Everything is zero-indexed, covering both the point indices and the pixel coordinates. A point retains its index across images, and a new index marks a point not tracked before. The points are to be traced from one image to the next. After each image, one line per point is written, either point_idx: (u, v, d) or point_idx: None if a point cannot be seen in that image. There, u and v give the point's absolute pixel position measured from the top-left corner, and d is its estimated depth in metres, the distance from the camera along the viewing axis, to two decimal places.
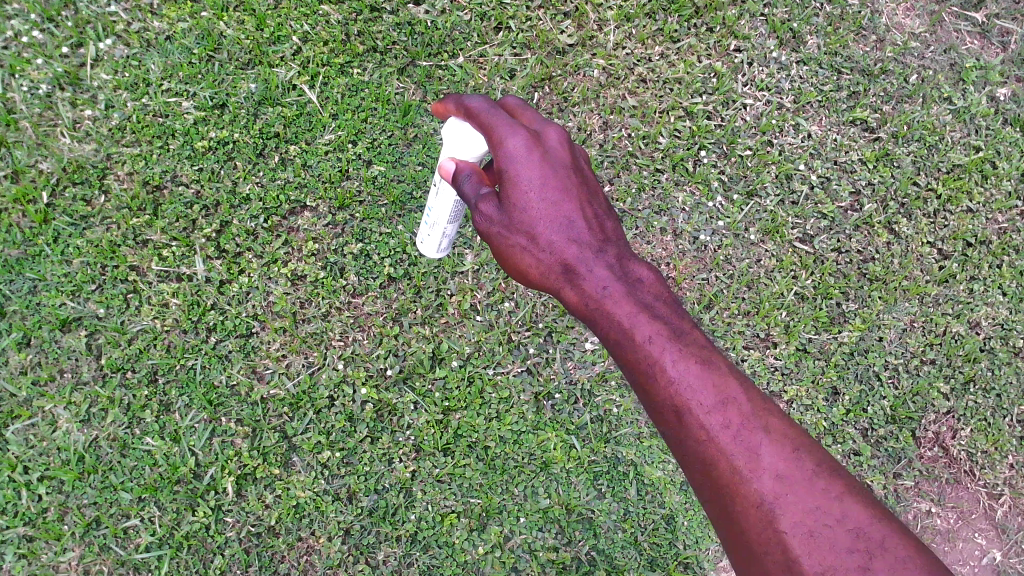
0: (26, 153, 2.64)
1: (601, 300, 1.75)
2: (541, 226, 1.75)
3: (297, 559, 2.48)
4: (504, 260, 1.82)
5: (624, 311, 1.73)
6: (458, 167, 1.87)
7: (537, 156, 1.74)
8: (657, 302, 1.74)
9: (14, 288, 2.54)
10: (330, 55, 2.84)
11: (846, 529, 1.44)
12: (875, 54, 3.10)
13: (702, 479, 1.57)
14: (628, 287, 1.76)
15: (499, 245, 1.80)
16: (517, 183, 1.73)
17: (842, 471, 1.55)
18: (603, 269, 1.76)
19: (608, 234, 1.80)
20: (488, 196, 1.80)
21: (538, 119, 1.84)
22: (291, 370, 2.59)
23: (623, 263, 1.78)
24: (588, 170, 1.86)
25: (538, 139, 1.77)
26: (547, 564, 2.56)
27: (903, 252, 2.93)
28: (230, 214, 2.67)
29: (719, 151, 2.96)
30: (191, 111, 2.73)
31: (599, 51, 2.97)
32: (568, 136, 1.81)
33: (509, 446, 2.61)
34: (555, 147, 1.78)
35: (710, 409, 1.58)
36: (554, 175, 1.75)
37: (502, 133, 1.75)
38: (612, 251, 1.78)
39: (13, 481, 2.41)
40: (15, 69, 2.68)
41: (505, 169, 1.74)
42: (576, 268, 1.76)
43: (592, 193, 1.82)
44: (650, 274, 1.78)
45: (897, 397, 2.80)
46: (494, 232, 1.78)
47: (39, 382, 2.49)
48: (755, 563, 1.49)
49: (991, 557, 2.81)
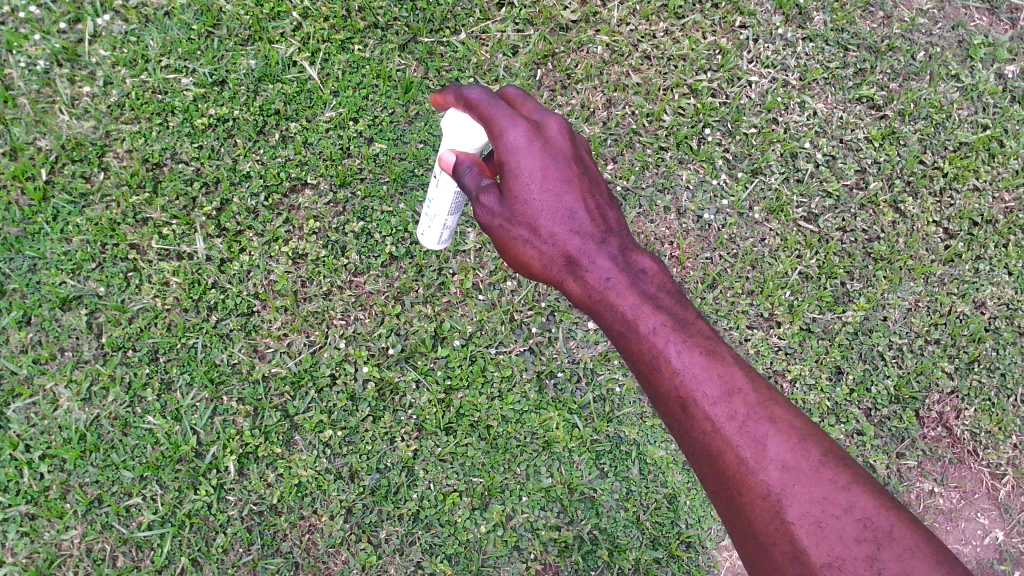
0: (25, 130, 2.61)
1: (605, 291, 1.73)
2: (543, 217, 1.73)
3: (299, 537, 2.48)
4: (506, 251, 1.81)
5: (628, 302, 1.71)
6: (458, 159, 1.84)
7: (538, 146, 1.72)
8: (661, 293, 1.72)
9: (14, 266, 2.52)
10: (330, 31, 2.80)
11: (854, 518, 1.43)
12: (883, 31, 3.06)
13: (708, 470, 1.55)
14: (632, 278, 1.74)
15: (501, 237, 1.78)
16: (518, 175, 1.71)
17: (849, 459, 1.53)
18: (606, 261, 1.74)
19: (610, 224, 1.78)
20: (489, 188, 1.78)
21: (539, 110, 1.82)
22: (292, 349, 2.58)
23: (626, 253, 1.76)
24: (590, 159, 1.83)
25: (538, 130, 1.74)
26: (549, 543, 2.56)
27: (909, 232, 2.91)
28: (230, 192, 2.65)
29: (724, 129, 2.93)
30: (191, 88, 2.70)
31: (602, 27, 2.93)
32: (568, 126, 1.79)
33: (511, 425, 2.60)
34: (555, 138, 1.75)
35: (715, 400, 1.56)
36: (555, 166, 1.73)
37: (501, 125, 1.73)
38: (615, 241, 1.76)
39: (14, 459, 2.41)
40: (12, 45, 2.65)
41: (504, 161, 1.72)
42: (579, 259, 1.74)
43: (594, 182, 1.80)
44: (653, 264, 1.76)
45: (901, 376, 2.79)
46: (496, 224, 1.76)
47: (40, 361, 2.49)
48: (763, 553, 1.47)
49: (994, 537, 2.80)
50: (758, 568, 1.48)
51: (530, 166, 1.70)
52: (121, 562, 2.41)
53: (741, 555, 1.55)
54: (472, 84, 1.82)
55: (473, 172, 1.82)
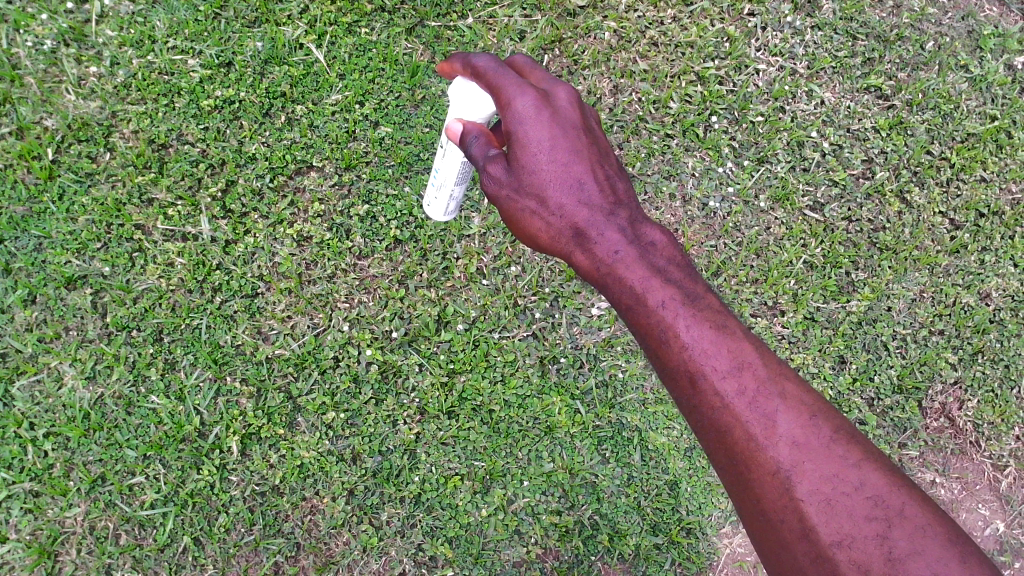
0: (31, 109, 2.62)
1: (613, 264, 1.73)
2: (551, 188, 1.72)
3: (301, 518, 2.49)
4: (514, 223, 1.81)
5: (637, 276, 1.71)
6: (466, 129, 1.84)
7: (547, 116, 1.71)
8: (671, 266, 1.72)
9: (19, 245, 2.53)
10: (338, 14, 2.80)
11: (864, 496, 1.43)
12: (892, 20, 3.04)
13: (717, 446, 1.55)
14: (641, 251, 1.73)
15: (508, 209, 1.78)
16: (526, 145, 1.71)
17: (859, 435, 1.53)
18: (615, 233, 1.74)
19: (620, 196, 1.77)
20: (495, 158, 1.78)
21: (548, 79, 1.81)
22: (296, 331, 2.59)
23: (635, 226, 1.76)
24: (599, 129, 1.83)
25: (547, 99, 1.73)
26: (550, 527, 2.56)
27: (915, 222, 2.90)
28: (236, 173, 2.66)
29: (730, 117, 2.92)
30: (197, 69, 2.70)
31: (610, 13, 2.91)
32: (577, 95, 1.78)
33: (513, 410, 2.60)
34: (565, 108, 1.74)
35: (725, 374, 1.56)
36: (564, 135, 1.72)
37: (510, 94, 1.73)
38: (625, 213, 1.76)
39: (19, 437, 2.42)
40: (19, 25, 2.66)
41: (513, 131, 1.72)
42: (587, 231, 1.74)
43: (603, 153, 1.80)
44: (663, 238, 1.75)
45: (905, 366, 2.79)
46: (503, 195, 1.77)
47: (45, 339, 2.50)
48: (771, 531, 1.47)
49: (994, 528, 2.80)
50: (765, 545, 1.49)
51: (539, 136, 1.70)
52: (124, 540, 2.42)
53: (748, 532, 1.55)
54: (480, 53, 1.82)
55: (480, 142, 1.83)
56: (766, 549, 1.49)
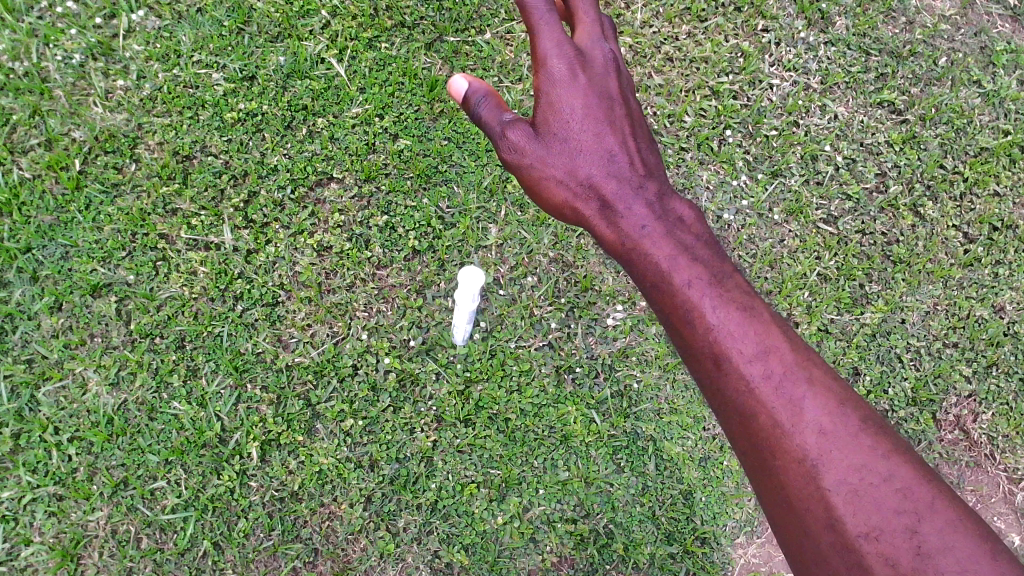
0: (60, 121, 2.69)
1: (639, 239, 1.65)
2: (581, 158, 1.69)
3: (319, 524, 2.52)
4: (532, 192, 1.75)
5: (663, 252, 1.61)
6: (473, 90, 1.78)
7: (579, 76, 1.68)
8: (699, 244, 1.61)
9: (46, 254, 2.60)
10: (358, 29, 2.85)
11: (894, 488, 1.33)
12: (904, 37, 3.08)
13: (742, 435, 1.45)
14: (668, 226, 1.64)
15: (530, 176, 1.73)
16: (557, 109, 1.68)
17: (895, 433, 1.44)
18: (642, 206, 1.67)
19: (651, 170, 1.71)
20: (517, 122, 1.74)
21: (586, 26, 1.73)
22: (316, 339, 2.63)
23: (664, 200, 1.68)
24: (637, 99, 1.78)
25: (581, 56, 1.69)
26: (566, 535, 2.58)
27: (928, 235, 2.92)
28: (258, 185, 2.71)
29: (744, 131, 2.95)
30: (221, 83, 2.76)
31: (625, 29, 2.96)
32: (614, 58, 1.74)
33: (529, 419, 2.63)
34: (597, 66, 1.70)
35: (752, 358, 1.45)
36: (597, 104, 1.69)
37: (541, 38, 1.66)
38: (653, 187, 1.69)
39: (44, 441, 2.48)
40: (49, 39, 2.73)
41: (540, 88, 1.68)
42: (612, 203, 1.68)
43: (636, 123, 1.74)
44: (693, 214, 1.67)
45: (918, 378, 2.80)
46: (521, 158, 1.72)
47: (71, 346, 2.55)
48: (798, 532, 1.37)
49: (1010, 541, 2.80)
50: (790, 545, 1.38)
51: (568, 99, 1.68)
52: (145, 544, 2.46)
53: (773, 534, 1.44)
54: None
55: (489, 104, 1.78)
56: (790, 549, 1.40)
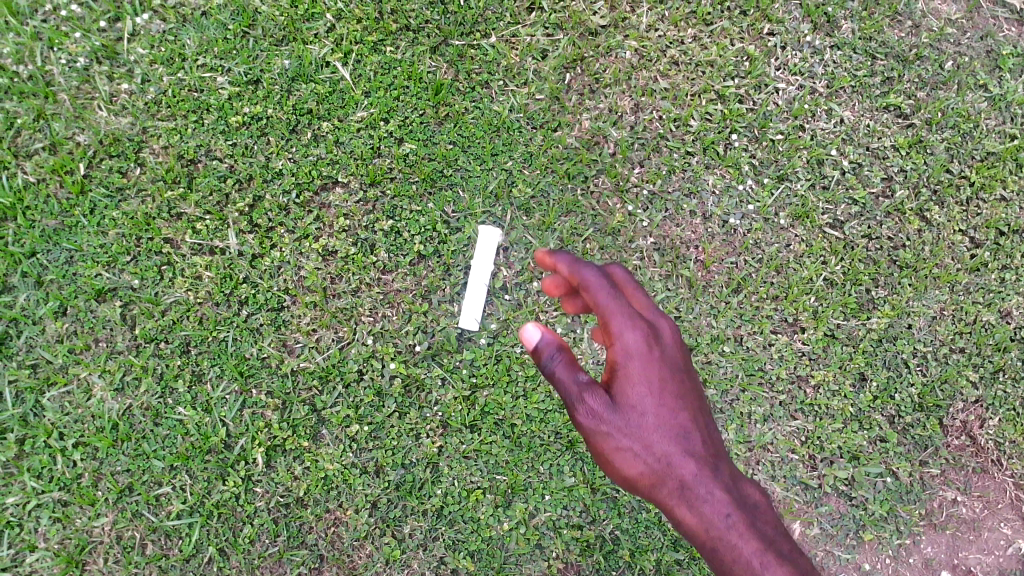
0: (64, 125, 2.68)
1: (724, 529, 1.58)
2: (660, 434, 1.65)
3: (325, 530, 2.53)
4: (605, 465, 1.69)
5: (753, 547, 1.56)
6: (546, 343, 1.69)
7: (657, 354, 1.70)
8: (778, 537, 1.61)
9: (51, 259, 2.60)
10: (363, 33, 2.83)
11: None
12: (911, 40, 3.05)
13: None
14: (750, 518, 1.60)
15: (604, 446, 1.67)
16: (633, 381, 1.67)
17: None
18: (723, 494, 1.62)
19: (721, 454, 1.70)
20: (593, 384, 1.68)
21: (652, 309, 1.79)
22: (321, 344, 2.62)
23: (737, 484, 1.67)
24: (697, 379, 1.80)
25: (657, 338, 1.72)
26: (572, 541, 2.58)
27: (935, 240, 2.90)
28: (263, 189, 2.70)
29: (750, 135, 2.93)
30: (226, 87, 2.75)
31: (631, 32, 2.95)
32: (678, 335, 1.79)
33: (535, 424, 2.62)
34: (670, 349, 1.74)
35: None
36: (670, 380, 1.70)
37: (620, 325, 1.69)
38: (726, 469, 1.67)
39: (49, 446, 2.47)
40: (53, 42, 2.72)
41: (620, 364, 1.68)
42: (693, 485, 1.62)
43: (705, 417, 1.74)
44: (762, 501, 1.68)
45: (925, 384, 2.79)
46: (601, 431, 1.66)
47: (75, 350, 2.55)
48: None
49: (1017, 547, 2.82)
50: None
51: (647, 376, 1.68)
52: (150, 550, 2.46)
53: None
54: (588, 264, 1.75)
55: (562, 358, 1.69)
56: None
